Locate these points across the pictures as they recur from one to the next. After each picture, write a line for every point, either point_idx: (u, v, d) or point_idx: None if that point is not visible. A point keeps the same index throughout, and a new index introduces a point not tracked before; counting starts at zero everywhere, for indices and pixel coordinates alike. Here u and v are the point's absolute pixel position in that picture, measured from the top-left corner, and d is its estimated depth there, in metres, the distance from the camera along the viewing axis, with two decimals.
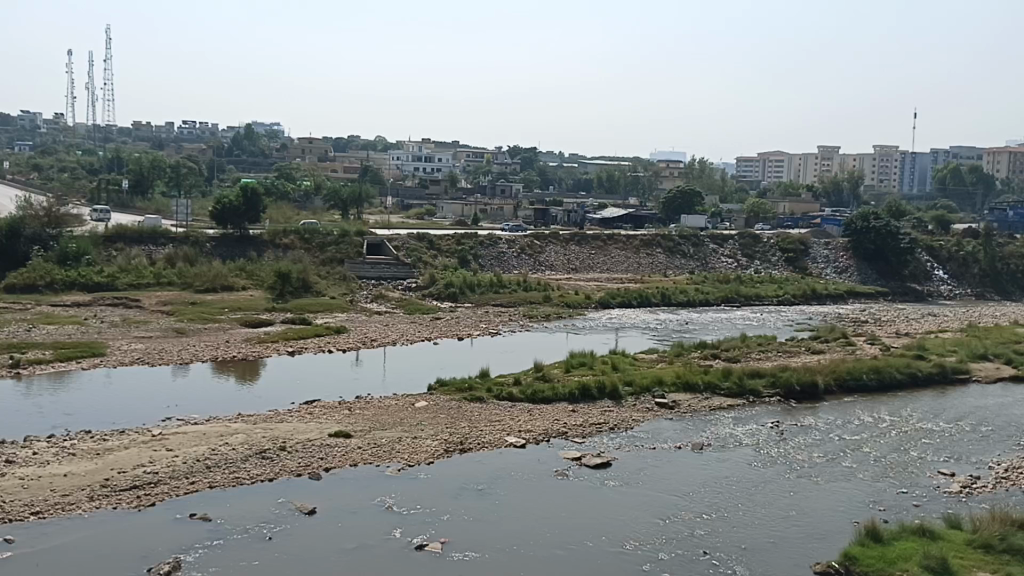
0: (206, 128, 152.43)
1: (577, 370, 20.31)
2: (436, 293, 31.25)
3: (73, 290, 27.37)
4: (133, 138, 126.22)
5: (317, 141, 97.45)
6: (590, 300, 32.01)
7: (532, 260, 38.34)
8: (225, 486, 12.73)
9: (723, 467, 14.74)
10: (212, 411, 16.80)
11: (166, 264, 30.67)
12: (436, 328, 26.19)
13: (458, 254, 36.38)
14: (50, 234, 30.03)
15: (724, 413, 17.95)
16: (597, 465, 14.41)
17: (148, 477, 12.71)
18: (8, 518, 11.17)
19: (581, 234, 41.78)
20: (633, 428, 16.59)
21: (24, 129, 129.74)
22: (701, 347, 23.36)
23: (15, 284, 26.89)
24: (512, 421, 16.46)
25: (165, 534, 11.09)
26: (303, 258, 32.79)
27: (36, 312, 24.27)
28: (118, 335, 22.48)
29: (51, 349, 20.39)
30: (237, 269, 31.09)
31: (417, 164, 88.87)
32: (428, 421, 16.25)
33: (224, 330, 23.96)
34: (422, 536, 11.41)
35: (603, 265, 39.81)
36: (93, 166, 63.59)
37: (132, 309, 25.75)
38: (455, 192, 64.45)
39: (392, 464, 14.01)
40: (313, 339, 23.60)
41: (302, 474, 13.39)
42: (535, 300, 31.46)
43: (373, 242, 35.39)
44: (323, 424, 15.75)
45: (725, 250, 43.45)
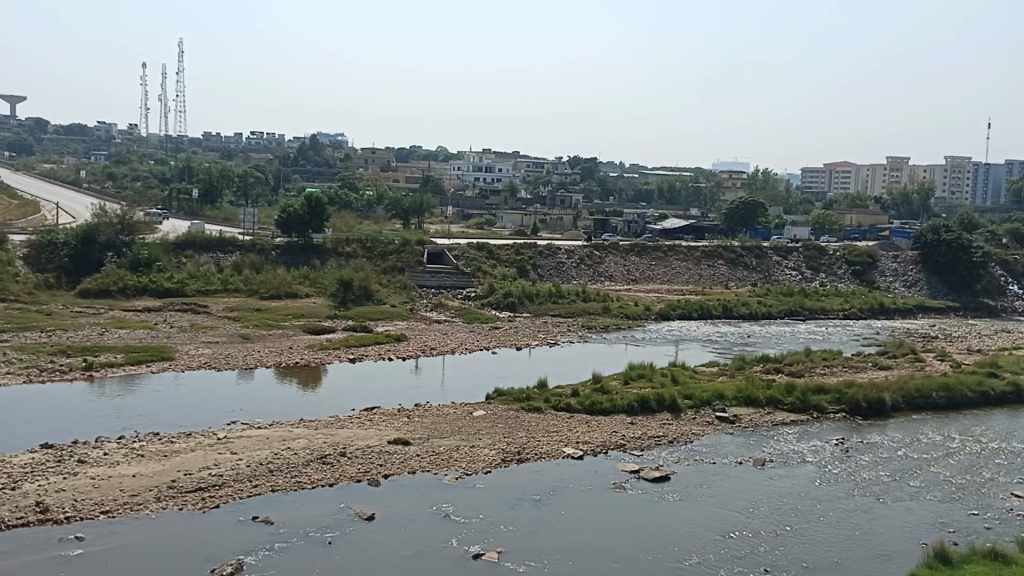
0: (272, 139, 155.95)
1: (636, 382, 20.14)
2: (496, 302, 31.39)
3: (144, 295, 28.22)
4: (202, 148, 129.90)
5: (380, 152, 98.87)
6: (650, 311, 31.78)
7: (592, 270, 38.24)
8: (286, 490, 12.95)
9: (785, 484, 14.46)
10: (275, 416, 17.10)
11: (233, 271, 31.40)
12: (495, 338, 26.28)
13: (517, 264, 36.48)
14: (123, 241, 31.02)
15: (787, 429, 17.62)
16: (655, 478, 14.27)
17: (213, 479, 13.00)
18: (80, 516, 11.54)
19: (641, 245, 41.51)
20: (692, 442, 16.39)
21: (98, 139, 134.13)
22: (764, 360, 22.98)
23: (90, 289, 27.85)
24: (570, 432, 16.41)
25: (228, 536, 11.31)
26: (364, 266, 33.26)
27: (109, 317, 25.07)
28: (186, 340, 23.08)
29: (123, 352, 21.05)
30: (301, 277, 31.69)
31: (477, 175, 89.51)
32: (486, 430, 16.29)
33: (288, 336, 24.43)
34: (479, 545, 11.43)
35: (664, 276, 39.51)
36: (165, 175, 65.67)
37: (200, 315, 26.43)
38: (515, 202, 64.74)
39: (451, 472, 14.08)
40: (373, 346, 23.90)
41: (361, 479, 13.55)
42: (594, 310, 31.37)
43: (433, 251, 35.74)
44: (383, 431, 15.93)
45: (790, 263, 42.72)
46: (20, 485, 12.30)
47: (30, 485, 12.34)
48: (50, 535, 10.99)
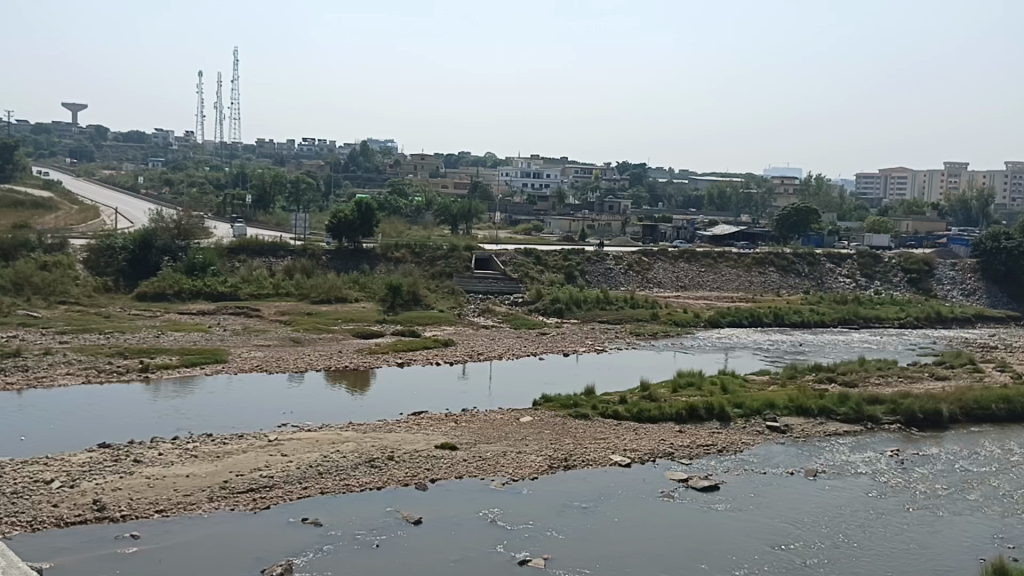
0: (323, 145, 158.02)
1: (685, 390, 19.91)
2: (543, 308, 31.35)
3: (198, 298, 28.79)
4: (255, 154, 132.22)
5: (430, 158, 99.57)
6: (699, 318, 31.45)
7: (640, 277, 38.01)
8: (335, 492, 13.10)
9: (837, 495, 14.18)
10: (324, 419, 17.30)
11: (284, 276, 31.87)
12: (543, 344, 26.24)
13: (565, 270, 36.40)
14: (179, 246, 31.69)
15: (840, 439, 17.27)
16: (705, 487, 14.10)
17: (263, 480, 13.18)
18: (135, 515, 11.80)
19: (691, 251, 41.12)
20: (742, 452, 16.18)
21: (156, 146, 137.32)
22: (816, 369, 22.58)
23: (147, 292, 28.49)
24: (618, 439, 16.32)
25: (278, 537, 11.45)
26: (413, 272, 33.49)
27: (165, 320, 25.61)
28: (239, 343, 23.48)
29: (178, 354, 21.50)
30: (351, 282, 32.03)
31: (525, 181, 89.67)
32: (533, 436, 16.27)
33: (338, 340, 24.70)
34: (526, 551, 11.41)
35: (713, 283, 39.10)
36: (219, 181, 66.96)
37: (252, 318, 26.87)
38: (563, 208, 64.68)
39: (497, 477, 14.09)
40: (421, 351, 24.05)
41: (409, 483, 13.63)
42: (642, 317, 31.17)
43: (481, 257, 35.85)
44: (431, 435, 16.01)
45: (843, 270, 41.94)
46: (79, 483, 12.62)
47: (87, 483, 12.65)
48: (107, 533, 11.26)
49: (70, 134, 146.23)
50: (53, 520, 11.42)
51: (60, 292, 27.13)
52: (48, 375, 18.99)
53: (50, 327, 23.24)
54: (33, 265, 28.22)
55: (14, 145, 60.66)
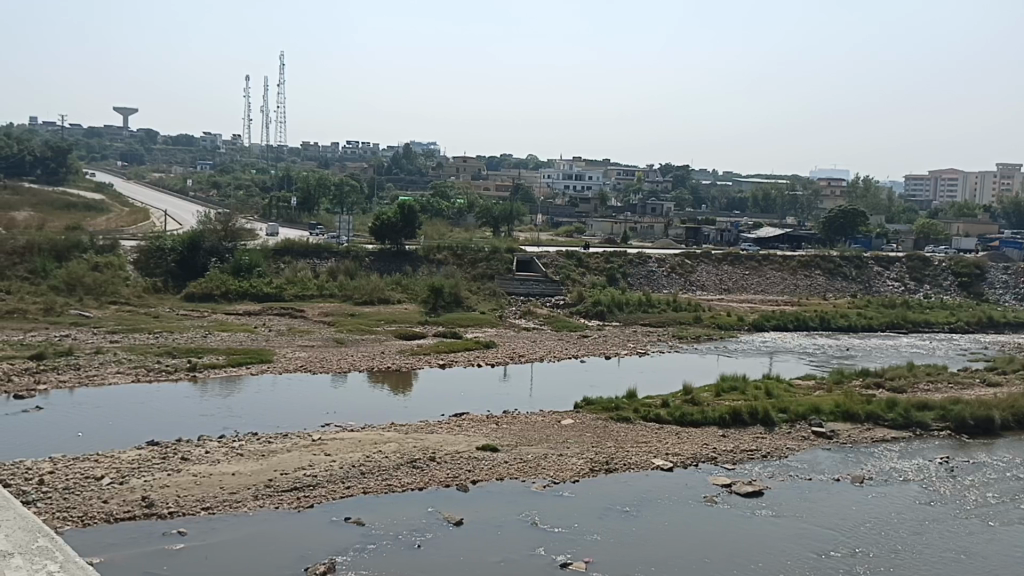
0: (366, 147, 159.41)
1: (729, 395, 19.69)
2: (585, 310, 31.30)
3: (245, 299, 29.24)
4: (301, 157, 134.20)
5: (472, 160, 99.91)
6: (743, 321, 31.15)
7: (683, 279, 37.73)
8: (378, 492, 13.20)
9: (885, 503, 13.91)
10: (366, 419, 17.42)
11: (328, 277, 32.21)
12: (585, 346, 26.16)
13: (607, 272, 36.28)
14: (226, 247, 32.24)
15: (888, 446, 16.97)
16: (748, 492, 13.94)
17: (307, 479, 13.34)
18: (183, 511, 12.01)
19: (734, 254, 40.73)
20: (786, 457, 15.97)
21: (204, 150, 139.78)
22: (863, 374, 22.22)
23: (194, 293, 28.99)
24: (659, 443, 16.22)
25: (322, 536, 11.58)
26: (455, 274, 33.64)
27: (212, 320, 26.05)
28: (284, 344, 23.77)
29: (225, 354, 21.84)
30: (394, 283, 32.27)
31: (567, 183, 89.47)
32: (575, 439, 16.23)
33: (381, 341, 24.89)
34: (567, 554, 11.39)
35: (757, 286, 38.69)
36: (266, 185, 67.88)
37: (297, 319, 27.20)
38: (605, 211, 64.41)
39: (539, 480, 14.08)
40: (463, 353, 24.12)
41: (451, 484, 13.67)
42: (685, 320, 30.93)
43: (523, 259, 35.85)
44: (472, 437, 16.06)
45: (892, 273, 41.20)
46: (128, 480, 12.89)
47: (136, 480, 12.90)
48: (155, 529, 11.46)
49: (122, 138, 149.30)
50: (103, 516, 11.66)
51: (111, 293, 27.73)
52: (99, 373, 19.41)
53: (101, 327, 23.77)
54: (86, 265, 28.86)
55: (67, 148, 62.14)
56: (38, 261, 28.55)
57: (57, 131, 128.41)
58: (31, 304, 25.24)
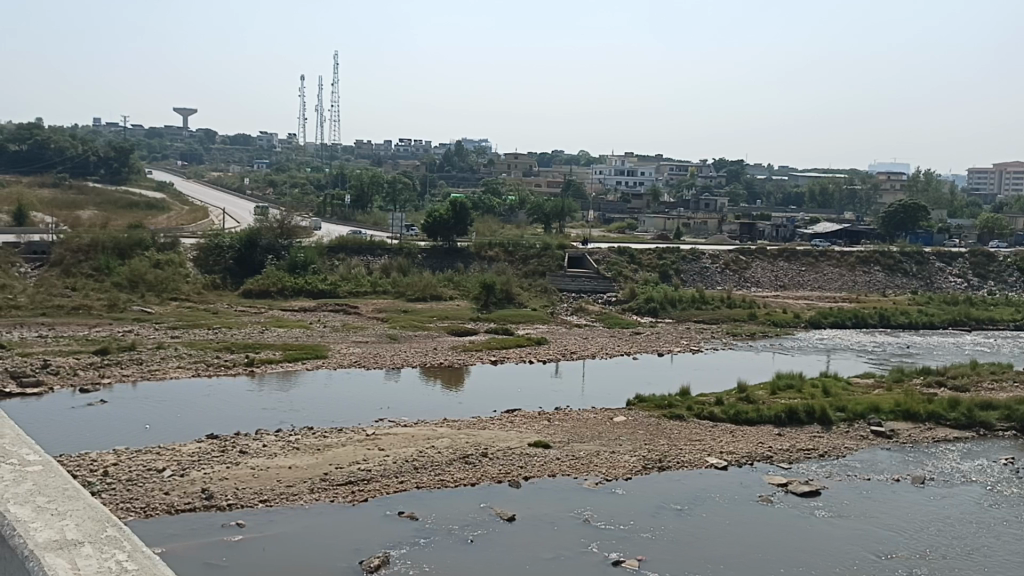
0: (419, 146, 160.43)
1: (784, 393, 19.39)
2: (637, 307, 31.11)
3: (300, 296, 29.72)
4: (355, 155, 135.87)
5: (523, 158, 99.91)
6: (800, 318, 30.65)
7: (737, 276, 37.24)
8: (430, 487, 13.29)
9: (946, 504, 13.57)
10: (419, 415, 17.56)
11: (382, 274, 32.54)
12: (637, 343, 26.00)
13: (659, 269, 35.96)
14: (282, 244, 32.76)
15: (950, 446, 16.54)
16: (805, 492, 13.71)
17: (362, 474, 13.51)
18: (241, 504, 12.25)
19: (790, 250, 40.04)
20: (844, 456, 15.67)
21: (261, 149, 142.04)
22: (924, 372, 21.70)
23: (252, 290, 29.54)
24: (714, 441, 16.04)
25: (375, 530, 11.70)
26: (506, 270, 33.69)
27: (269, 316, 26.50)
28: (338, 340, 24.08)
29: (281, 350, 22.21)
30: (446, 280, 32.46)
31: (619, 178, 88.89)
32: (627, 437, 16.13)
33: (433, 338, 25.05)
34: (619, 552, 11.34)
35: (814, 283, 38.02)
36: (320, 182, 68.77)
37: (351, 315, 27.54)
38: (658, 207, 63.86)
39: (591, 477, 14.05)
40: (514, 350, 24.16)
41: (503, 481, 13.72)
42: (739, 317, 30.53)
43: (575, 255, 35.71)
44: (524, 433, 16.08)
45: (954, 270, 40.18)
46: (189, 472, 13.20)
47: (197, 472, 13.21)
48: (215, 521, 11.72)
49: (181, 138, 152.69)
50: (165, 508, 11.95)
51: (171, 289, 28.39)
52: (160, 367, 19.92)
53: (162, 322, 24.35)
54: (147, 263, 29.57)
55: (129, 148, 63.62)
56: (103, 258, 29.33)
57: (120, 132, 131.82)
58: (96, 300, 25.99)
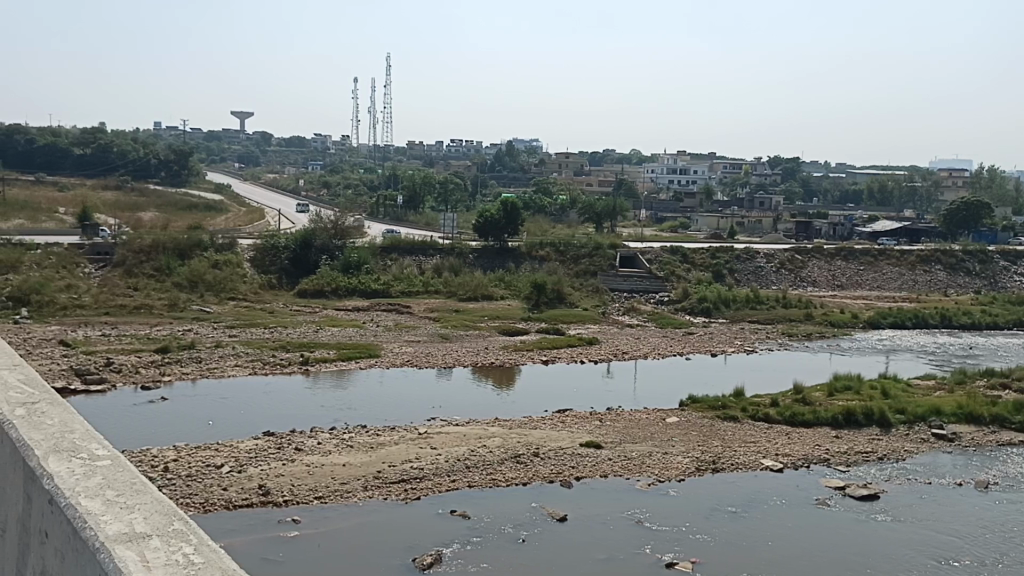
0: (470, 146, 161.15)
1: (842, 394, 19.02)
2: (691, 307, 30.81)
3: (354, 295, 30.08)
4: (407, 155, 137.08)
5: (575, 158, 100.13)
6: (858, 318, 30.04)
7: (792, 275, 36.66)
8: (482, 486, 13.34)
9: (1011, 510, 13.18)
10: (471, 414, 17.64)
11: (433, 274, 32.73)
12: (690, 343, 25.77)
13: (713, 268, 35.54)
14: (336, 245, 33.19)
15: (1015, 450, 16.06)
16: (864, 496, 13.43)
17: (414, 472, 13.61)
18: (296, 500, 12.45)
19: (848, 248, 39.28)
20: (903, 459, 15.32)
21: (315, 151, 143.83)
22: (988, 374, 21.12)
23: (306, 289, 29.99)
24: (769, 443, 15.81)
25: (428, 528, 11.78)
26: (558, 270, 33.66)
27: (323, 315, 26.89)
28: (391, 339, 24.31)
29: (334, 349, 22.50)
30: (497, 279, 32.55)
31: (672, 177, 88.14)
32: (680, 438, 16.00)
33: (484, 337, 25.13)
34: (673, 554, 11.23)
35: (873, 282, 37.27)
36: (372, 184, 69.48)
37: (404, 315, 27.76)
38: (711, 206, 63.14)
39: (643, 478, 13.95)
40: (565, 349, 24.12)
41: (555, 480, 13.71)
42: (795, 317, 30.05)
43: (626, 254, 35.49)
44: (575, 433, 16.04)
45: (1020, 269, 39.07)
46: (246, 469, 13.44)
47: (254, 469, 13.45)
48: (271, 517, 11.91)
49: (238, 141, 155.69)
50: (224, 503, 12.19)
51: (229, 290, 28.95)
52: (218, 366, 20.34)
53: (220, 322, 24.84)
54: (206, 263, 30.19)
55: (188, 151, 65.01)
56: (163, 259, 30.03)
57: (179, 137, 134.86)
58: (157, 299, 26.63)
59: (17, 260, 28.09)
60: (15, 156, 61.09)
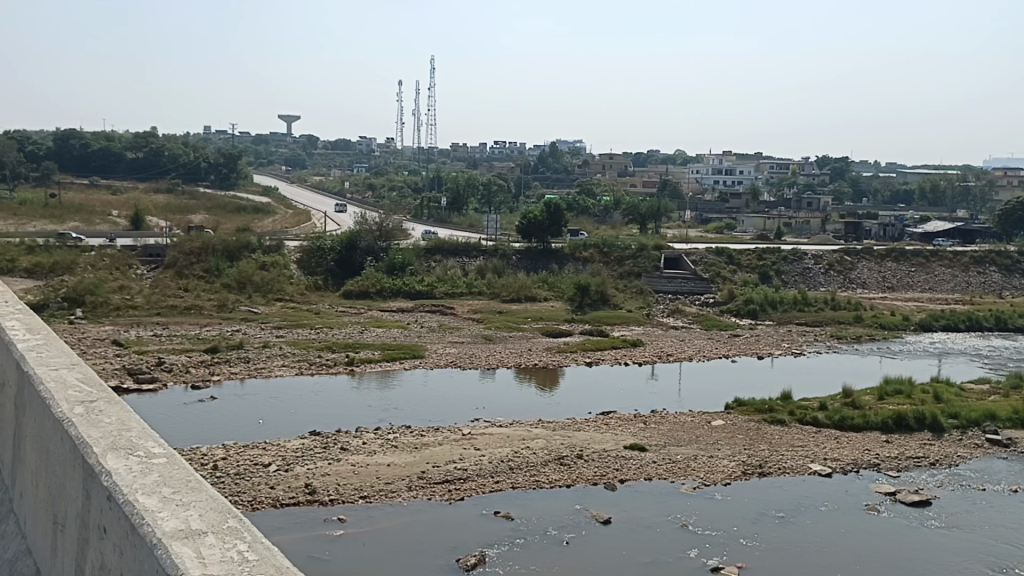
0: (514, 148, 161.53)
1: (893, 398, 18.67)
2: (736, 309, 30.47)
3: (398, 296, 30.31)
4: (451, 158, 137.71)
5: (619, 159, 99.96)
6: (909, 321, 29.45)
7: (841, 276, 36.06)
8: (526, 487, 13.35)
9: None
10: (515, 415, 17.66)
11: (477, 275, 32.84)
12: (736, 346, 25.50)
13: (759, 270, 35.11)
14: (381, 246, 33.48)
15: None
16: (915, 502, 13.16)
17: (458, 472, 13.67)
18: (342, 499, 12.57)
19: (899, 249, 38.53)
20: (956, 465, 14.98)
21: (360, 153, 145.29)
22: None
23: (352, 291, 30.28)
24: (817, 447, 15.57)
25: (472, 528, 11.81)
26: (601, 272, 33.53)
27: (369, 316, 27.14)
28: (435, 340, 24.43)
29: (379, 350, 22.68)
30: (540, 281, 32.54)
31: (718, 177, 87.29)
32: (725, 441, 15.83)
33: (528, 339, 25.14)
34: (718, 558, 11.12)
35: (924, 284, 36.52)
36: (417, 185, 69.94)
37: (448, 316, 27.90)
38: (758, 206, 62.40)
39: (688, 481, 13.83)
40: (609, 351, 24.02)
41: (598, 483, 13.66)
42: (844, 319, 29.55)
43: (671, 256, 35.24)
44: (619, 435, 15.97)
45: None
46: (293, 467, 13.62)
47: (301, 468, 13.62)
48: (317, 515, 12.03)
49: (285, 144, 158.05)
50: (271, 501, 12.36)
51: (276, 291, 29.37)
52: (266, 366, 20.63)
53: (268, 322, 25.20)
54: (254, 264, 30.67)
55: (237, 154, 66.11)
56: (212, 260, 30.57)
57: (228, 140, 137.18)
58: (206, 300, 27.11)
59: (72, 261, 28.82)
60: (71, 159, 62.65)
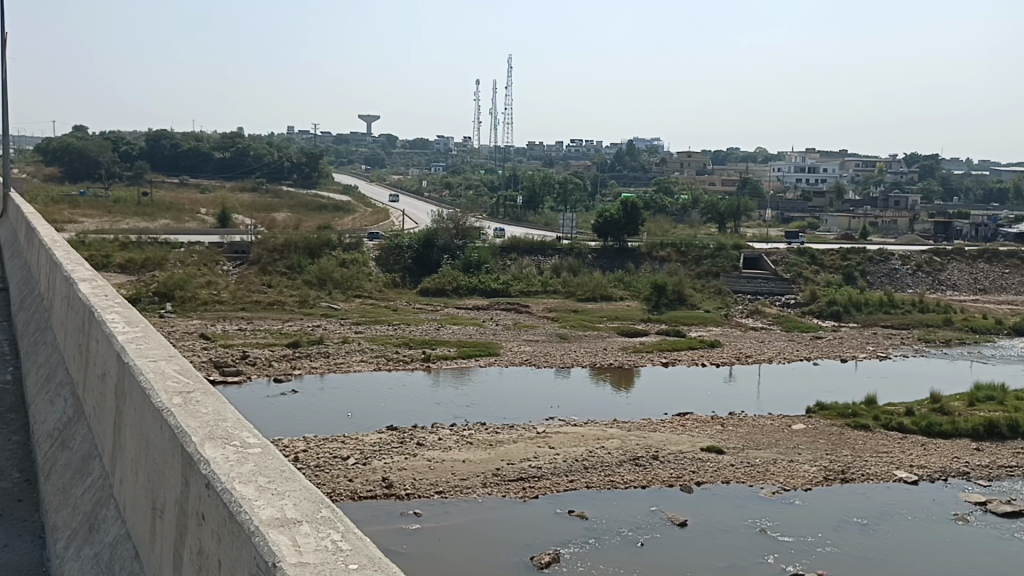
0: (590, 146, 161.15)
1: (984, 405, 17.96)
2: (818, 311, 29.73)
3: (474, 294, 30.55)
4: (528, 156, 138.25)
5: (696, 156, 98.83)
6: (1003, 325, 28.26)
7: (930, 278, 34.84)
8: (601, 487, 13.28)
9: None
10: (590, 414, 17.61)
11: (553, 274, 32.84)
12: (818, 348, 24.90)
13: (843, 270, 34.15)
14: (457, 244, 33.89)
15: None
16: (1008, 513, 12.63)
17: (533, 470, 13.71)
18: (419, 494, 12.73)
19: (992, 250, 37.02)
20: None
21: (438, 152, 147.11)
22: None
23: (429, 288, 30.65)
24: (902, 454, 15.09)
25: (547, 527, 11.82)
26: (679, 271, 33.16)
27: (445, 314, 27.43)
28: (510, 338, 24.54)
29: (456, 347, 22.90)
30: (616, 280, 32.37)
31: (799, 176, 85.33)
32: (807, 445, 15.48)
33: (603, 338, 25.03)
34: (798, 565, 10.88)
35: (1019, 287, 35.05)
36: (494, 184, 70.30)
37: (523, 314, 27.97)
38: (842, 206, 60.77)
39: (768, 485, 13.58)
40: (687, 352, 23.72)
41: (674, 484, 13.51)
42: (932, 322, 28.54)
43: (750, 255, 34.67)
44: (695, 437, 15.77)
45: None
46: (370, 461, 13.86)
47: (378, 462, 13.86)
48: (393, 509, 12.22)
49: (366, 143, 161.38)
50: (349, 493, 12.62)
51: (356, 288, 29.93)
52: (345, 361, 21.06)
53: (347, 318, 25.71)
54: (335, 262, 31.32)
55: (318, 153, 67.60)
56: (294, 257, 31.32)
57: (310, 141, 140.30)
58: (288, 296, 27.79)
59: (162, 258, 29.93)
60: (162, 159, 64.90)
